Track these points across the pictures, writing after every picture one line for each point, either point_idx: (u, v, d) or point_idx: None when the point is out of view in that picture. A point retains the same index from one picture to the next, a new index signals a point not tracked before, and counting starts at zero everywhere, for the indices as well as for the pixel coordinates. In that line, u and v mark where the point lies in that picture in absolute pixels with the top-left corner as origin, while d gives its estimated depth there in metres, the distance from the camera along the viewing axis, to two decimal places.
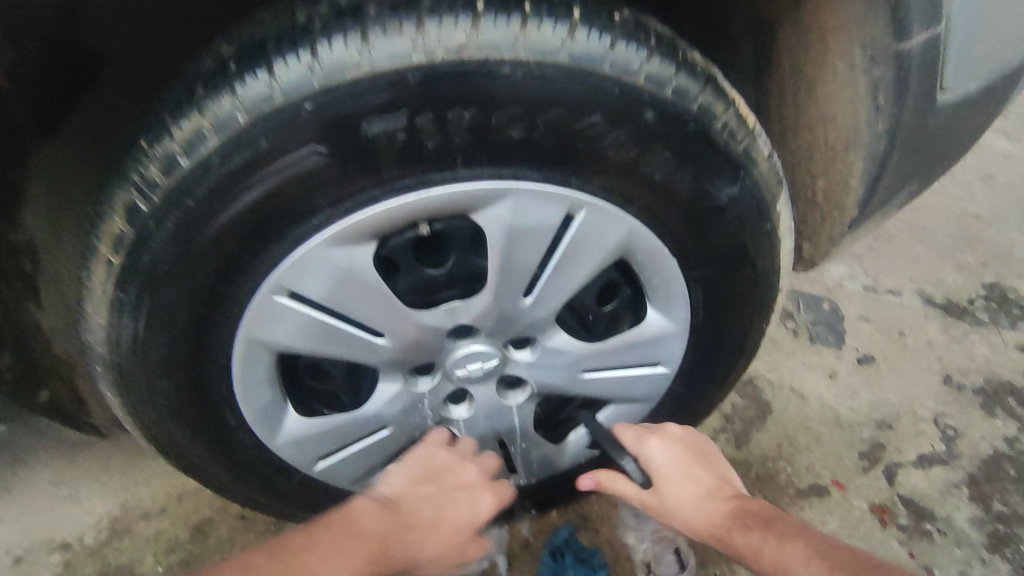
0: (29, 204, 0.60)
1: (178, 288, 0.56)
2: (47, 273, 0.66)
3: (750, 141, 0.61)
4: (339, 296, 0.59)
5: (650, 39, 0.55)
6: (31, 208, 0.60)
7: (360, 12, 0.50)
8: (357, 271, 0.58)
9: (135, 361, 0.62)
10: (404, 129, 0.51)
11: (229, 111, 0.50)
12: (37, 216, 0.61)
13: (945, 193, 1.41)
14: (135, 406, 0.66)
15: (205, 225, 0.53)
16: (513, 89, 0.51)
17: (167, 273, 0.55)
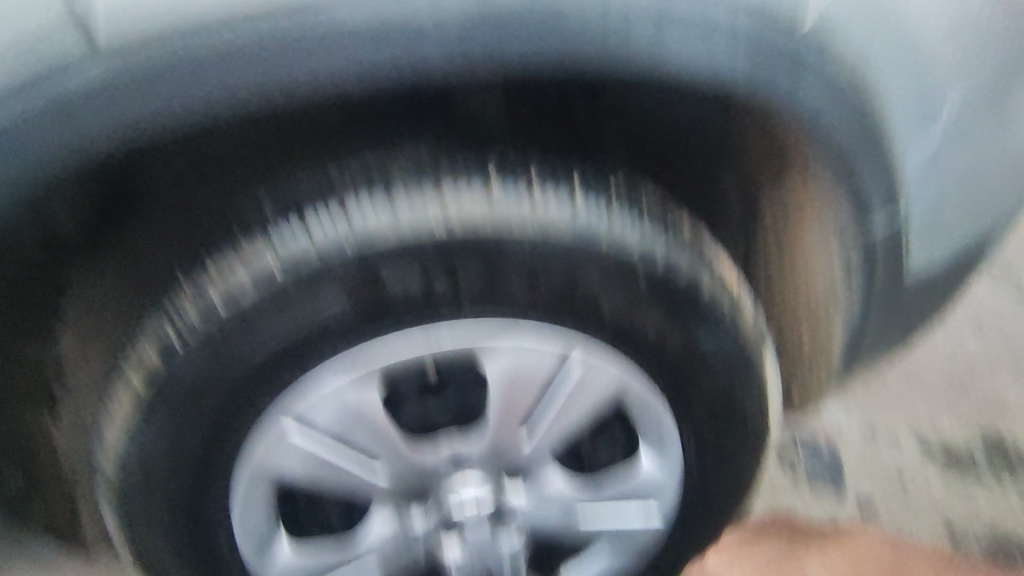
0: (64, 319, 0.64)
1: (195, 418, 0.59)
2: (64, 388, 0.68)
3: (737, 304, 0.65)
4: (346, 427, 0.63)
5: (645, 213, 0.60)
6: (65, 322, 0.64)
7: (387, 180, 0.56)
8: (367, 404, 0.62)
9: (140, 490, 0.62)
10: (422, 286, 0.56)
11: (265, 262, 0.54)
12: (69, 330, 0.65)
13: (936, 334, 1.46)
14: (130, 531, 0.66)
15: (229, 362, 0.56)
16: (521, 254, 0.56)
17: (186, 403, 0.58)
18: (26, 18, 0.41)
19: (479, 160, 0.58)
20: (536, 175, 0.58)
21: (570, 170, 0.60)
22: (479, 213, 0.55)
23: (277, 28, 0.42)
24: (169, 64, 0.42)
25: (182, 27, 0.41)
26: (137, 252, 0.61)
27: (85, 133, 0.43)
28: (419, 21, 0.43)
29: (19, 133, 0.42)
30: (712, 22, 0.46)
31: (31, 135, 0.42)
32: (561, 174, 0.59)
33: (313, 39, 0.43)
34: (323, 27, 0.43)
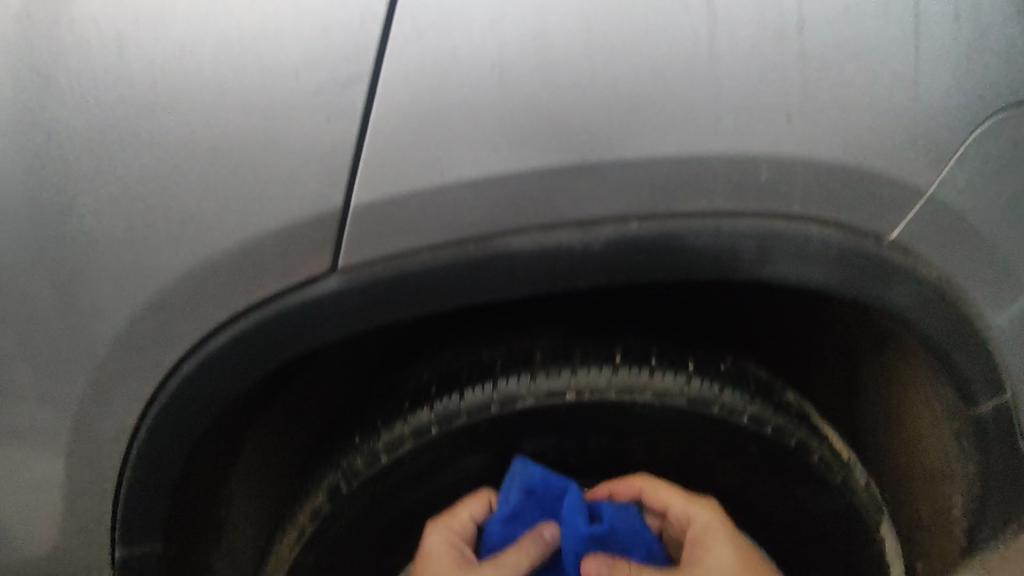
0: (235, 482, 0.71)
1: (366, 545, 0.70)
2: (225, 544, 0.74)
3: (845, 472, 0.68)
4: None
5: (750, 385, 0.67)
6: (237, 484, 0.71)
7: (529, 360, 0.64)
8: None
9: None
10: (555, 443, 0.66)
11: (427, 421, 0.63)
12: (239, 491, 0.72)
13: None
14: None
15: (397, 500, 0.68)
16: (642, 420, 0.64)
17: (355, 536, 0.68)
18: (275, 258, 0.52)
19: (606, 343, 0.65)
20: (655, 355, 0.65)
21: (683, 350, 0.67)
22: (607, 387, 0.63)
23: (464, 259, 0.52)
24: (381, 285, 0.53)
25: (393, 263, 0.53)
26: (301, 413, 0.72)
27: (311, 330, 0.55)
28: (573, 250, 0.52)
29: (263, 331, 0.55)
30: (812, 243, 0.54)
31: (270, 331, 0.55)
32: (676, 353, 0.66)
33: (488, 264, 0.53)
34: (497, 256, 0.52)
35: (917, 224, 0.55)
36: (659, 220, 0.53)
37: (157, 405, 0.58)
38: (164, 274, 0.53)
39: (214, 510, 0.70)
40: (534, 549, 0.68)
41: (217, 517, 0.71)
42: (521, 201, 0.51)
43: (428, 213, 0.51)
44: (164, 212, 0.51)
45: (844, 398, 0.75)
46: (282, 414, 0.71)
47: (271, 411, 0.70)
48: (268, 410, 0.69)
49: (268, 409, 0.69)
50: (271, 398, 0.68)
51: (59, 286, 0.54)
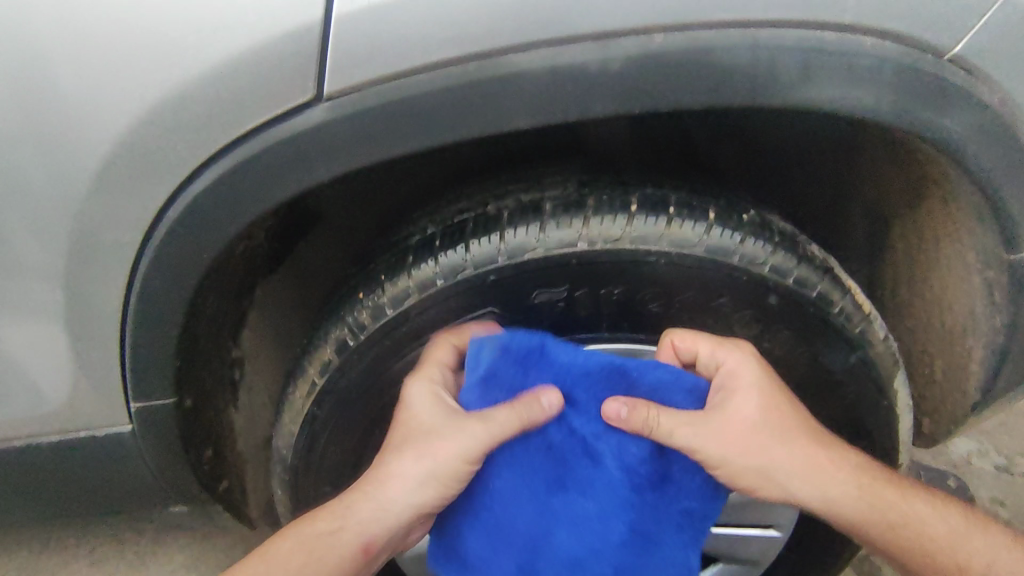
0: (250, 330, 0.74)
1: (374, 403, 0.70)
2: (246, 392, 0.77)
3: (865, 325, 0.66)
4: (467, 460, 0.61)
5: (774, 236, 0.62)
6: (251, 332, 0.74)
7: (538, 209, 0.60)
8: (485, 437, 0.60)
9: (327, 462, 0.74)
10: (565, 299, 0.63)
11: (431, 274, 0.61)
12: (253, 338, 0.75)
13: None
14: (301, 495, 0.77)
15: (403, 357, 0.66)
16: (657, 273, 0.61)
17: (363, 392, 0.68)
18: (255, 86, 0.47)
19: (621, 191, 0.61)
20: (673, 204, 0.60)
21: (704, 199, 0.62)
22: (621, 235, 0.59)
23: (465, 84, 0.47)
24: (373, 117, 0.48)
25: (385, 89, 0.47)
26: (306, 264, 0.74)
27: (300, 170, 0.51)
28: (588, 73, 0.46)
29: (250, 172, 0.51)
30: (862, 60, 0.47)
31: (257, 172, 0.51)
32: (696, 201, 0.61)
33: (492, 91, 0.47)
34: (502, 79, 0.47)
35: (986, 37, 0.47)
36: (685, 32, 0.46)
37: (149, 255, 0.56)
38: (136, 106, 0.48)
39: (230, 360, 0.72)
40: (526, 404, 0.59)
41: (234, 367, 0.73)
42: (529, 10, 0.44)
43: (423, 27, 0.45)
44: (130, 33, 0.46)
45: (862, 251, 0.73)
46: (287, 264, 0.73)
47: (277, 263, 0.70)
48: (274, 263, 0.70)
49: (275, 262, 0.70)
50: (276, 251, 0.68)
51: (22, 122, 0.49)
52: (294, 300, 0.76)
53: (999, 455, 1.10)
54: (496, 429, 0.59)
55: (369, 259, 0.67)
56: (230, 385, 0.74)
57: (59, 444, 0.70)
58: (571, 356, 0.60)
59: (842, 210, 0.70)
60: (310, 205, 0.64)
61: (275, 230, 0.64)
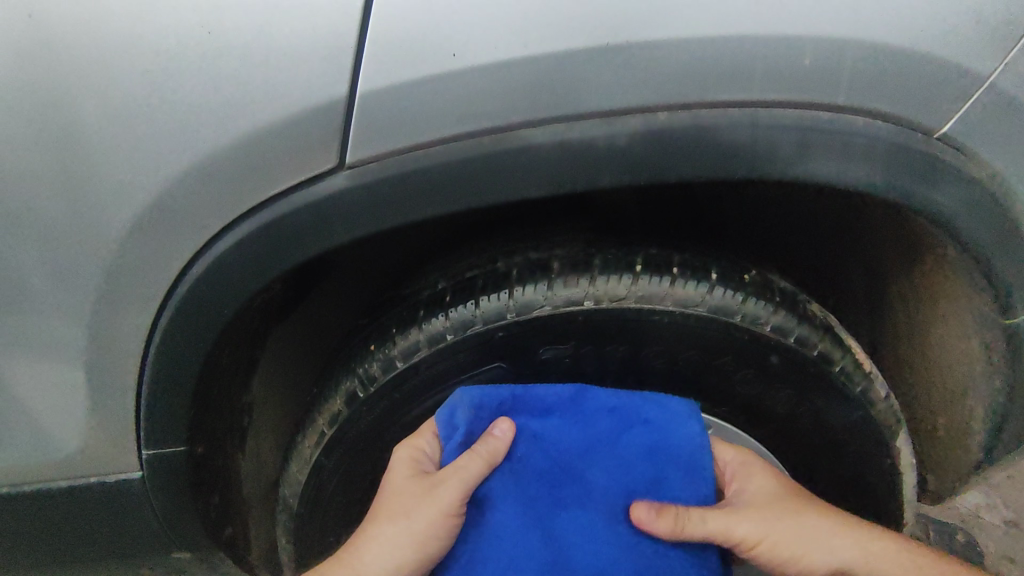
0: (259, 378, 0.75)
1: (382, 452, 0.71)
2: (253, 439, 0.77)
3: (866, 384, 0.67)
4: (444, 511, 0.62)
5: (775, 296, 0.64)
6: (260, 380, 0.75)
7: (546, 267, 0.62)
8: (458, 483, 0.62)
9: (334, 510, 0.75)
10: (571, 354, 0.65)
11: (441, 329, 0.62)
12: (262, 386, 0.76)
13: None
14: (307, 542, 0.77)
15: (412, 408, 0.68)
16: (661, 331, 0.63)
17: (372, 441, 0.69)
18: (280, 154, 0.50)
19: (626, 250, 0.63)
20: (676, 264, 0.62)
21: (707, 260, 0.64)
22: (626, 294, 0.61)
23: (478, 155, 0.49)
24: (391, 184, 0.51)
25: (403, 159, 0.50)
26: (317, 316, 0.75)
27: (319, 230, 0.53)
28: (595, 146, 0.49)
29: (273, 232, 0.53)
30: (855, 137, 0.50)
31: (278, 233, 0.53)
32: (699, 262, 0.63)
33: (505, 162, 0.50)
34: (514, 151, 0.49)
35: (971, 118, 0.50)
36: (689, 110, 0.49)
37: (171, 307, 0.58)
38: (167, 170, 0.51)
39: (239, 407, 0.73)
40: (492, 449, 0.63)
41: (243, 413, 0.74)
42: (543, 90, 0.47)
43: (440, 104, 0.48)
44: (161, 103, 0.49)
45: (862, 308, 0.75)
46: (298, 315, 0.74)
47: (289, 315, 0.72)
48: (286, 315, 0.71)
49: (287, 314, 0.71)
50: (289, 305, 0.69)
51: (60, 183, 0.52)
52: (304, 350, 0.77)
53: (1008, 510, 1.08)
54: (470, 473, 0.62)
55: (380, 311, 0.69)
56: (239, 432, 0.74)
57: (68, 488, 0.71)
58: (544, 394, 0.63)
59: (843, 268, 0.72)
60: (326, 262, 0.66)
61: (290, 287, 0.66)
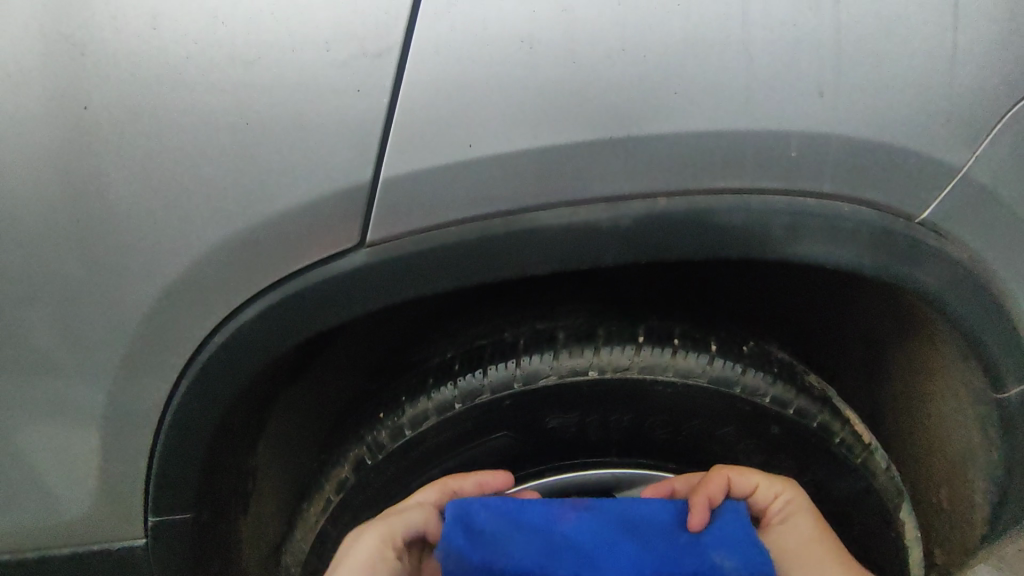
0: (266, 444, 0.76)
1: None
2: (257, 505, 0.77)
3: (867, 455, 0.68)
4: None
5: (774, 367, 0.66)
6: (267, 445, 0.76)
7: (553, 338, 0.64)
8: None
9: None
10: (577, 424, 0.67)
11: (450, 397, 0.64)
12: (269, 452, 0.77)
13: None
14: None
15: (418, 476, 0.68)
16: (663, 401, 0.65)
17: (378, 509, 0.70)
18: (305, 233, 0.53)
19: (629, 322, 0.66)
20: (677, 336, 0.65)
21: (707, 332, 0.66)
22: (629, 365, 0.63)
23: (491, 235, 0.53)
24: (409, 260, 0.54)
25: (421, 238, 0.53)
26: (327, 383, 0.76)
27: (338, 303, 0.56)
28: (601, 228, 0.53)
29: (294, 303, 0.56)
30: (842, 221, 0.54)
31: (300, 304, 0.56)
32: (699, 334, 0.66)
33: (516, 241, 0.53)
34: (525, 231, 0.53)
35: (950, 204, 0.54)
36: (687, 196, 0.52)
37: (190, 375, 0.60)
38: (196, 246, 0.54)
39: (246, 472, 0.74)
40: None
41: (248, 479, 0.75)
42: (552, 177, 0.51)
43: (458, 189, 0.51)
44: (197, 185, 0.52)
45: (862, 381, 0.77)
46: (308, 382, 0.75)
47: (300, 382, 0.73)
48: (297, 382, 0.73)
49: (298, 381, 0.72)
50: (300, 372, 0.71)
51: (94, 256, 0.55)
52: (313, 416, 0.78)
53: None
54: None
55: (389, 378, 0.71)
56: (243, 498, 0.74)
57: (70, 555, 0.70)
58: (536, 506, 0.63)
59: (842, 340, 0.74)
60: (339, 331, 0.68)
61: (303, 356, 0.68)
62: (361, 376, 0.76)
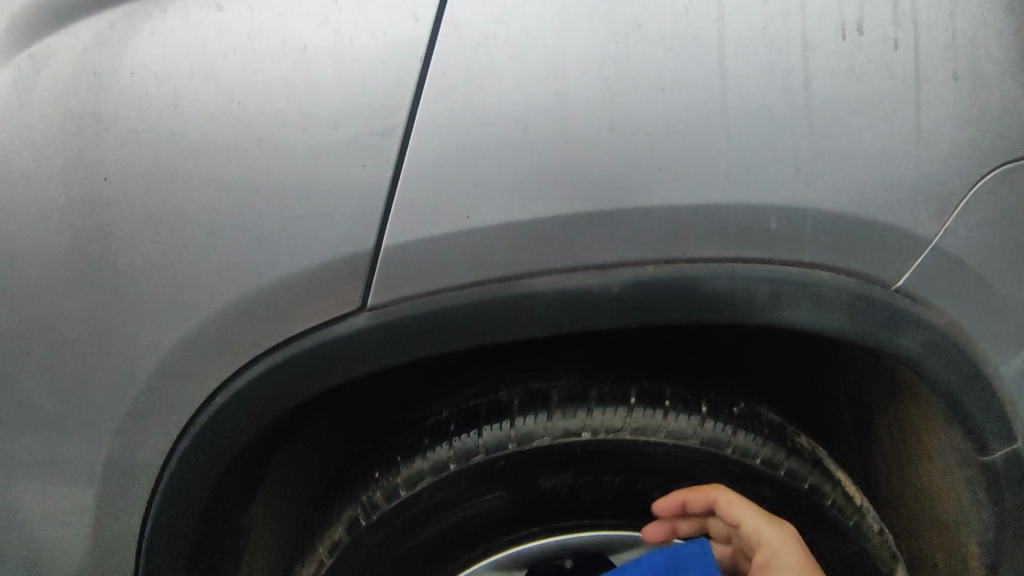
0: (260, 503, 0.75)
1: None
2: (248, 565, 0.76)
3: (858, 517, 0.69)
4: None
5: (764, 428, 0.67)
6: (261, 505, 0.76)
7: (546, 399, 0.65)
8: None
9: None
10: (570, 485, 0.67)
11: (445, 457, 0.65)
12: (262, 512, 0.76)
13: None
14: None
15: (412, 537, 0.68)
16: (656, 463, 0.66)
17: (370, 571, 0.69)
18: (309, 297, 0.55)
19: (621, 383, 0.67)
20: (669, 397, 0.66)
21: (698, 393, 0.68)
22: (621, 426, 0.64)
23: (487, 299, 0.55)
24: (407, 324, 0.56)
25: (419, 302, 0.55)
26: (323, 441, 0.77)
27: (338, 364, 0.58)
28: (592, 294, 0.55)
29: (295, 364, 0.58)
30: (822, 289, 0.56)
31: (300, 365, 0.58)
32: (690, 395, 0.67)
33: (511, 306, 0.55)
34: (519, 296, 0.55)
35: (923, 273, 0.57)
36: (674, 265, 0.55)
37: (189, 434, 0.61)
38: (202, 309, 0.56)
39: (239, 533, 0.73)
40: None
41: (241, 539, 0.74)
42: (545, 246, 0.54)
43: (455, 256, 0.54)
44: (207, 250, 0.55)
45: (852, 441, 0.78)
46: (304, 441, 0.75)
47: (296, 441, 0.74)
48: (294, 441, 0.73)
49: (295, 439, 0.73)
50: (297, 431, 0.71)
51: (104, 317, 0.57)
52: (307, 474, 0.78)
53: None
54: None
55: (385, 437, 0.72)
56: (235, 559, 0.74)
57: None
58: None
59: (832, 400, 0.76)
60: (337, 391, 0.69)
61: (301, 415, 0.69)
62: (356, 434, 0.77)
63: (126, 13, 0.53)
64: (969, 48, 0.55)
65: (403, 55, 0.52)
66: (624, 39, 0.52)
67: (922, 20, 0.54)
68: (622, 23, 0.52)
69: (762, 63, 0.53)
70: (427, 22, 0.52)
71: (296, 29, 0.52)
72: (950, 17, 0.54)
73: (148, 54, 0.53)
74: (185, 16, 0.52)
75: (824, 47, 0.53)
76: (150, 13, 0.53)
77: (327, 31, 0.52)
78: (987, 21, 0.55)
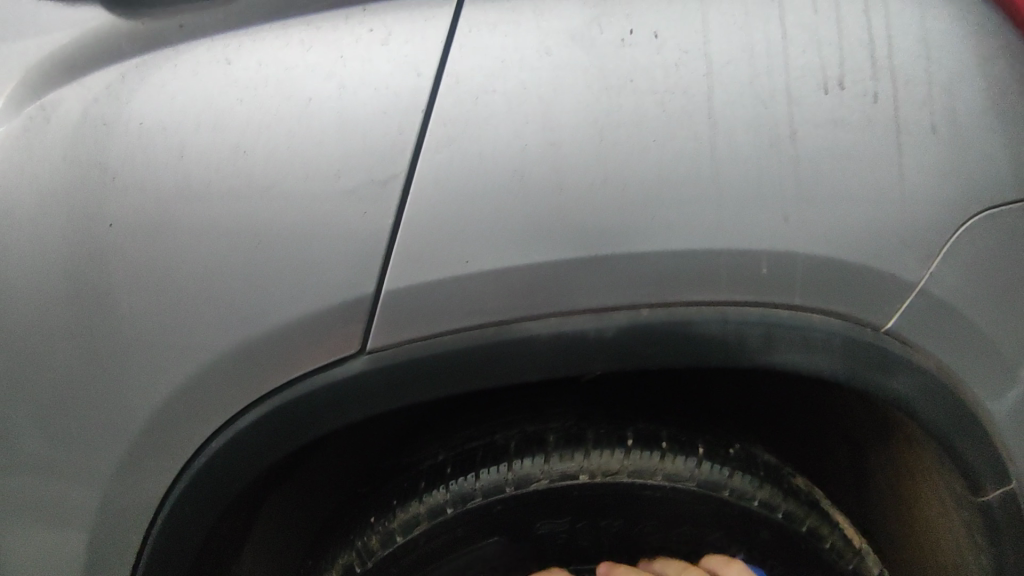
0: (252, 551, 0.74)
1: None
2: None
3: (858, 561, 0.68)
4: None
5: (760, 470, 0.67)
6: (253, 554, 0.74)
7: (543, 441, 0.66)
8: None
9: None
10: (567, 528, 0.67)
11: (441, 502, 0.64)
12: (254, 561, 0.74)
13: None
14: None
15: None
16: (653, 506, 0.66)
17: None
18: (309, 341, 0.56)
19: (618, 425, 0.67)
20: (665, 439, 0.66)
21: (693, 434, 0.68)
22: (619, 468, 0.64)
23: (484, 343, 0.56)
24: (407, 367, 0.57)
25: (418, 346, 0.57)
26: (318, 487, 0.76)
27: (336, 408, 0.59)
28: (588, 337, 0.56)
29: (294, 407, 0.58)
30: (813, 332, 0.58)
31: (299, 409, 0.59)
32: (685, 437, 0.67)
33: (509, 349, 0.56)
34: (516, 340, 0.56)
35: (912, 316, 0.58)
36: (668, 308, 0.56)
37: (183, 479, 0.61)
38: (202, 354, 0.57)
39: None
40: None
41: None
42: (543, 291, 0.55)
43: (454, 302, 0.55)
44: (208, 295, 0.55)
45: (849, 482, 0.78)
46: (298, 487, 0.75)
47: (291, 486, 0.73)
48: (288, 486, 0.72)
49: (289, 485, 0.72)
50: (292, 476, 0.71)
51: (103, 361, 0.57)
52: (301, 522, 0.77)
53: None
54: None
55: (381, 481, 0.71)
56: None
57: None
58: None
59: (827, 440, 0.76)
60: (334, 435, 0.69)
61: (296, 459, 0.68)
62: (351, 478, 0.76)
63: (135, 67, 0.55)
64: (946, 102, 0.57)
65: (405, 108, 0.54)
66: (616, 93, 0.54)
67: (901, 75, 0.56)
68: (614, 78, 0.54)
69: (749, 116, 0.55)
70: (429, 76, 0.54)
71: (301, 82, 0.54)
72: (928, 73, 0.57)
73: (155, 106, 0.54)
74: (194, 69, 0.54)
75: (808, 101, 0.55)
76: (160, 66, 0.55)
77: (331, 84, 0.54)
78: (963, 76, 0.57)
